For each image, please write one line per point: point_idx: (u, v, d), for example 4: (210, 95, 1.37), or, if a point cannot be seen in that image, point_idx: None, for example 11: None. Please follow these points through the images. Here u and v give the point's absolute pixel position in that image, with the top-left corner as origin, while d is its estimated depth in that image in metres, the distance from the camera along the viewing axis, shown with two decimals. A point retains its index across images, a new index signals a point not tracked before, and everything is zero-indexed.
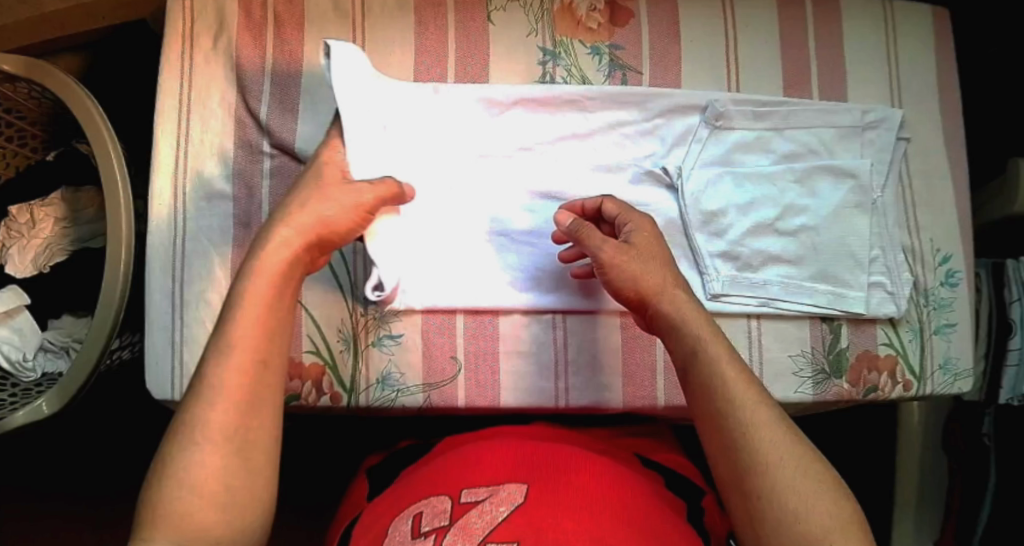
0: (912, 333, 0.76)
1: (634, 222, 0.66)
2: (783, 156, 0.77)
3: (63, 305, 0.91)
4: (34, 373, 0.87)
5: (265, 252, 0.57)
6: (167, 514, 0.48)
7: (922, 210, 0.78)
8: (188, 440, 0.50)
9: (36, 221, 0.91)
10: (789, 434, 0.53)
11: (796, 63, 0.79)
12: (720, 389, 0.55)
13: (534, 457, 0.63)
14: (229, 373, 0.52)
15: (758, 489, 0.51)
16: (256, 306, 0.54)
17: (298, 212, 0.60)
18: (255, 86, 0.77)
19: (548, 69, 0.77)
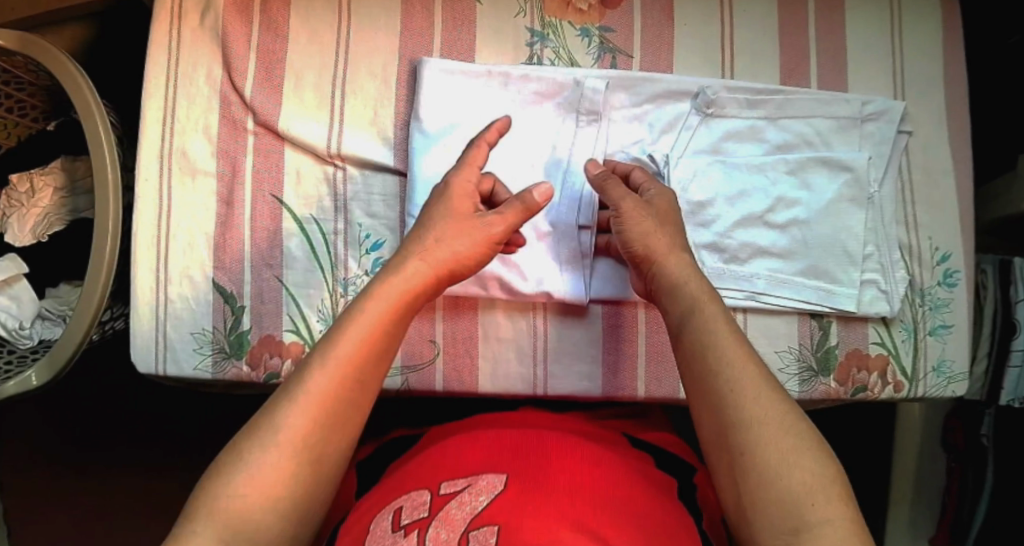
0: (906, 333, 0.74)
1: (656, 189, 0.66)
2: (777, 147, 0.74)
3: (61, 275, 0.91)
4: (31, 340, 0.86)
5: (394, 278, 0.57)
6: (216, 519, 0.47)
7: (921, 206, 0.75)
8: (266, 448, 0.49)
9: (35, 191, 0.90)
10: (778, 393, 0.51)
11: (794, 50, 0.76)
12: (710, 346, 0.53)
13: (514, 444, 0.61)
14: (317, 382, 0.51)
15: (741, 445, 0.49)
16: (374, 327, 0.54)
17: (439, 245, 0.59)
18: (241, 62, 0.77)
19: (537, 50, 0.76)
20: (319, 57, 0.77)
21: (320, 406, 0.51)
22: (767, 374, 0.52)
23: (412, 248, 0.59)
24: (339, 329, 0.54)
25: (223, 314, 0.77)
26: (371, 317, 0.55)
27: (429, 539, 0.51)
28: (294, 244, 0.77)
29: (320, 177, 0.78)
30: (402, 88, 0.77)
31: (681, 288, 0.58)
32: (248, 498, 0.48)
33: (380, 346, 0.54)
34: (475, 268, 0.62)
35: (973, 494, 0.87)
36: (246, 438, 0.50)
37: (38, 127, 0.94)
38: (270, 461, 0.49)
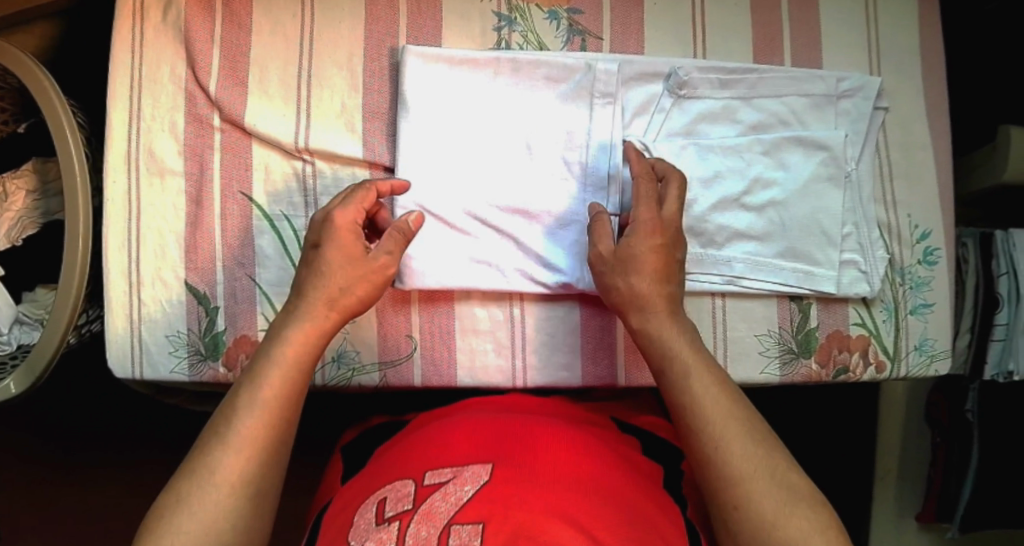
0: (887, 313, 0.73)
1: (639, 221, 0.64)
2: (751, 127, 0.73)
3: (36, 278, 0.90)
4: (11, 346, 0.86)
5: (309, 324, 0.61)
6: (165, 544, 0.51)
7: (900, 184, 0.74)
8: (206, 486, 0.54)
9: (9, 194, 0.88)
10: (767, 448, 0.56)
11: (767, 27, 0.75)
12: (695, 409, 0.59)
13: (501, 434, 0.59)
14: (243, 425, 0.56)
15: (735, 503, 0.55)
16: (293, 370, 0.59)
17: (338, 293, 0.62)
18: (204, 58, 0.75)
19: (504, 35, 0.75)
20: (282, 51, 0.76)
21: (245, 445, 0.55)
22: (755, 431, 0.57)
23: (309, 293, 0.62)
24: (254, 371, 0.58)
25: (197, 315, 0.76)
26: (287, 363, 0.59)
27: (411, 534, 0.50)
28: (264, 240, 0.76)
29: (288, 172, 0.76)
30: (370, 79, 0.76)
31: (658, 340, 0.63)
32: (189, 533, 0.52)
33: (295, 384, 0.59)
34: (371, 303, 0.65)
35: (958, 470, 0.86)
36: (179, 480, 0.54)
37: (10, 130, 0.90)
38: (204, 497, 0.53)
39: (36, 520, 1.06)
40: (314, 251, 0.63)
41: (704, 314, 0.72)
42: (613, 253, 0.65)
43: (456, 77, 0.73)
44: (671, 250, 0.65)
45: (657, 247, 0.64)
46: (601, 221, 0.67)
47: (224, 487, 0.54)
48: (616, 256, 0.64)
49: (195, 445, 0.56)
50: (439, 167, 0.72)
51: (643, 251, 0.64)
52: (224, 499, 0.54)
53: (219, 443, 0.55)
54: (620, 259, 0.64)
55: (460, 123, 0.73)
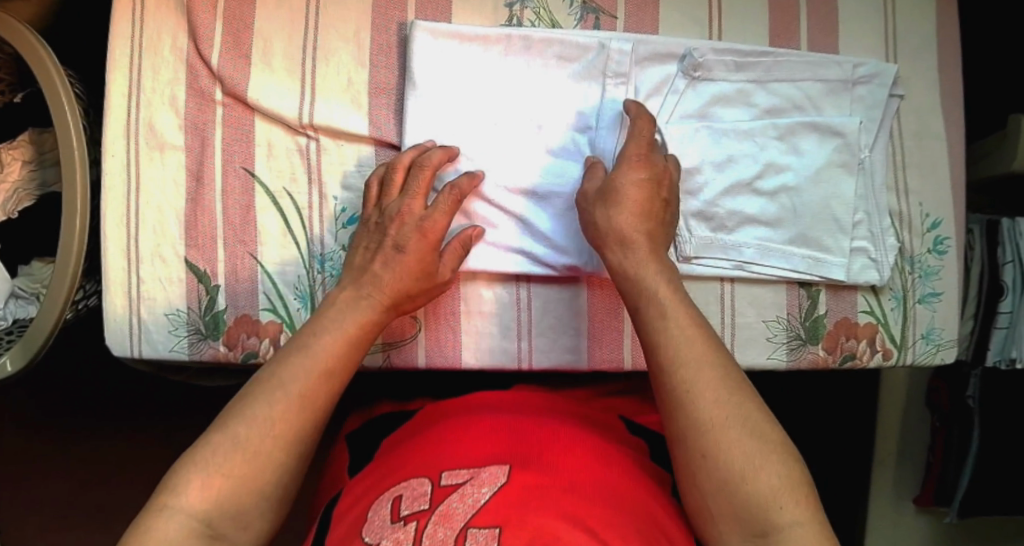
0: (895, 301, 0.72)
1: (629, 166, 0.65)
2: (765, 111, 0.72)
3: (32, 251, 0.88)
4: (6, 321, 0.85)
5: (363, 309, 0.65)
6: (203, 475, 0.56)
7: (913, 172, 0.73)
8: (247, 426, 0.58)
9: (4, 165, 0.87)
10: (740, 397, 0.56)
11: (783, 9, 0.73)
12: (668, 352, 0.58)
13: (519, 437, 0.59)
14: (299, 385, 0.60)
15: (705, 449, 0.55)
16: (347, 345, 0.63)
17: (390, 279, 0.66)
18: (206, 29, 0.73)
19: (516, 11, 0.73)
20: (287, 23, 0.74)
21: (297, 406, 0.59)
22: (729, 377, 0.57)
23: (372, 279, 0.66)
24: (319, 340, 0.62)
25: (197, 294, 0.75)
26: (343, 335, 0.63)
27: (428, 535, 0.49)
28: (267, 218, 0.75)
29: (292, 148, 0.75)
30: (378, 54, 0.74)
31: (638, 276, 0.62)
32: (226, 468, 0.56)
33: (353, 358, 0.63)
34: (419, 301, 0.68)
35: (958, 456, 0.87)
36: (227, 422, 0.58)
37: (6, 100, 0.87)
38: (255, 446, 0.57)
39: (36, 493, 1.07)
40: (399, 256, 0.66)
41: (712, 299, 0.71)
42: (603, 192, 0.65)
43: (468, 56, 0.71)
44: (666, 198, 0.65)
45: (649, 192, 0.64)
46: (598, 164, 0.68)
47: (266, 449, 0.57)
48: (605, 192, 0.64)
49: (247, 392, 0.60)
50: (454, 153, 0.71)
51: (631, 188, 0.64)
52: (265, 454, 0.57)
53: (272, 396, 0.59)
54: (604, 193, 0.64)
55: (471, 103, 0.71)
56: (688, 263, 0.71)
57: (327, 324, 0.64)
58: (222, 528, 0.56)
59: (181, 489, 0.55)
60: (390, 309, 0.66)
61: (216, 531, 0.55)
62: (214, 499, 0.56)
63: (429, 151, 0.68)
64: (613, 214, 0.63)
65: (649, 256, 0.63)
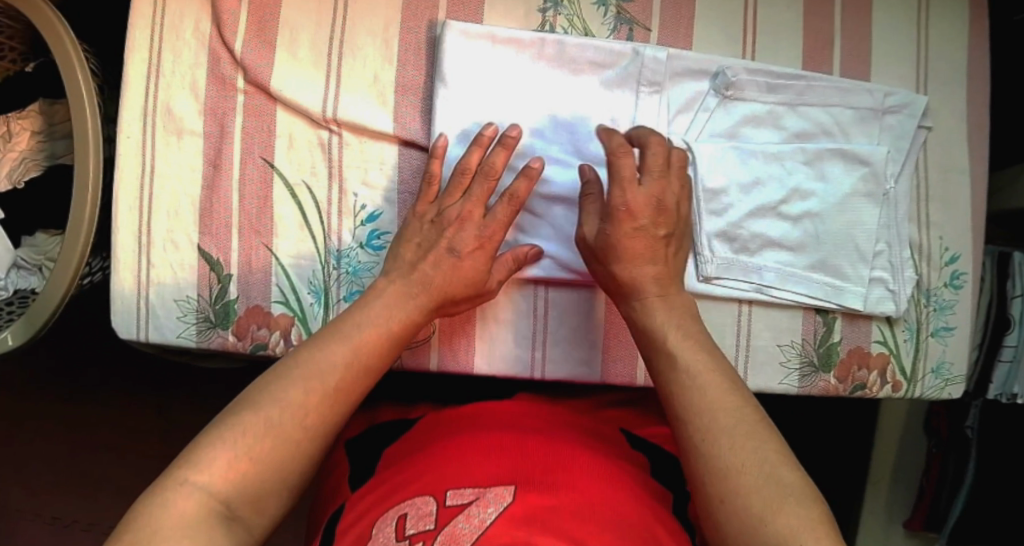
0: (909, 333, 0.73)
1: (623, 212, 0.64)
2: (794, 135, 0.71)
3: (37, 223, 0.86)
4: (6, 292, 0.83)
5: (403, 304, 0.65)
6: (229, 452, 0.53)
7: (936, 205, 0.73)
8: (280, 407, 0.56)
9: (13, 135, 0.86)
10: (755, 441, 0.54)
11: (818, 33, 0.72)
12: (684, 402, 0.58)
13: (526, 456, 0.58)
14: (338, 375, 0.59)
15: (721, 494, 0.52)
16: (384, 336, 0.63)
17: (436, 275, 0.66)
18: (231, 15, 0.72)
19: (549, 17, 0.72)
20: (315, 14, 0.72)
21: (332, 395, 0.59)
22: (746, 421, 0.55)
23: (419, 274, 0.66)
24: (359, 329, 0.62)
25: (208, 282, 0.73)
26: (381, 328, 0.63)
27: None
28: (285, 211, 0.73)
29: (314, 141, 0.73)
30: (406, 51, 0.73)
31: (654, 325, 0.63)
32: (255, 447, 0.54)
33: (390, 350, 0.63)
34: (463, 303, 0.68)
35: (952, 483, 0.88)
36: (257, 402, 0.56)
37: (17, 69, 0.87)
38: (283, 430, 0.55)
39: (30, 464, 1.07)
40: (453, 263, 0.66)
41: (729, 319, 0.72)
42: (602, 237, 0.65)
43: (501, 59, 0.70)
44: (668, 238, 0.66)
45: (644, 241, 0.65)
46: (591, 196, 0.67)
47: (293, 432, 0.56)
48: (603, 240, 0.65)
49: (279, 372, 0.59)
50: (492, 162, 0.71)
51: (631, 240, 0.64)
52: (289, 438, 0.56)
53: (307, 381, 0.58)
54: (600, 242, 0.65)
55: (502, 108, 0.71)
56: (707, 282, 0.71)
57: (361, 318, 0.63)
58: (238, 510, 0.53)
59: (202, 464, 0.53)
60: (438, 307, 0.66)
61: (232, 514, 0.53)
62: (234, 481, 0.53)
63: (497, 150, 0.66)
64: (618, 264, 0.65)
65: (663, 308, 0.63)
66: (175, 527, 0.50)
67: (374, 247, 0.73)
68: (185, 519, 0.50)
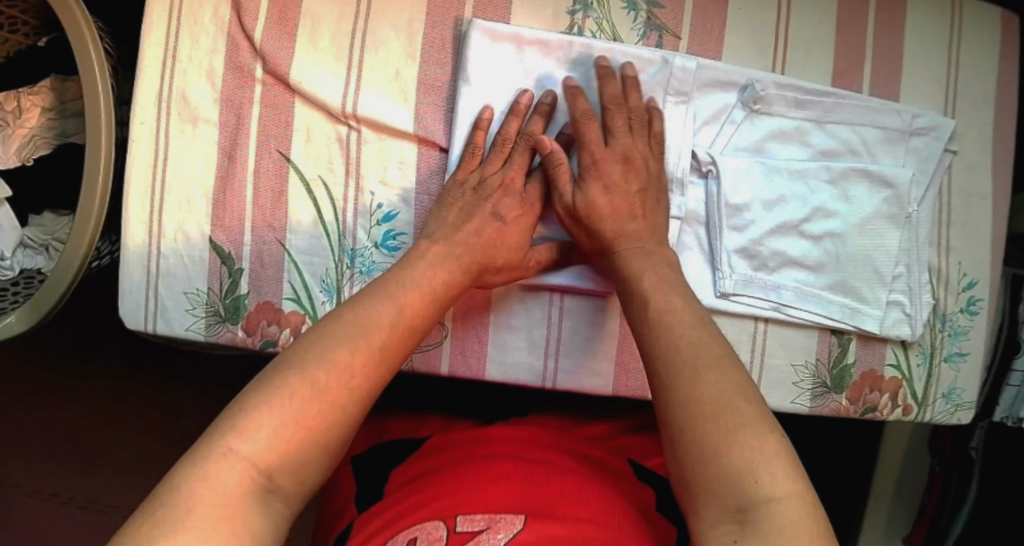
0: (922, 357, 0.72)
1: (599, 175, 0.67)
2: (820, 152, 0.71)
3: (44, 203, 0.85)
4: (12, 271, 0.81)
5: (445, 268, 0.64)
6: (276, 417, 0.50)
7: (957, 230, 0.73)
8: (328, 367, 0.53)
9: (23, 111, 0.83)
10: (742, 400, 0.53)
11: (849, 50, 0.71)
12: (672, 356, 0.56)
13: (534, 485, 0.57)
14: (381, 336, 0.56)
15: (708, 451, 0.51)
16: (425, 298, 0.61)
17: (479, 240, 0.66)
18: (252, 2, 0.70)
19: (578, 19, 0.70)
20: (338, 4, 0.71)
21: (378, 358, 0.55)
22: (734, 381, 0.54)
23: (464, 246, 0.65)
24: (405, 289, 0.60)
25: (219, 275, 0.72)
26: (423, 291, 0.61)
27: None
28: (299, 206, 0.72)
29: (332, 137, 0.72)
30: (430, 48, 0.71)
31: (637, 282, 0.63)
32: (302, 410, 0.50)
33: (432, 312, 0.62)
34: (502, 277, 0.68)
35: (953, 502, 0.88)
36: (303, 361, 0.53)
37: (30, 44, 0.84)
38: (334, 396, 0.52)
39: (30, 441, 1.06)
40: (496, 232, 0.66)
41: (744, 336, 0.71)
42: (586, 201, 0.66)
43: (527, 64, 0.69)
44: (656, 204, 0.68)
45: (625, 200, 0.67)
46: (557, 166, 0.67)
47: (339, 397, 0.52)
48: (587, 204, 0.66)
49: (320, 333, 0.55)
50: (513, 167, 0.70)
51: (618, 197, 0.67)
52: (336, 404, 0.52)
53: (350, 341, 0.55)
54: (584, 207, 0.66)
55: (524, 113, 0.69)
56: (724, 298, 0.70)
57: (399, 279, 0.61)
58: (280, 481, 0.49)
59: (244, 430, 0.49)
60: (475, 272, 0.66)
61: (274, 485, 0.49)
62: (281, 451, 0.49)
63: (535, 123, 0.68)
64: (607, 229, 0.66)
65: (647, 260, 0.64)
66: (217, 500, 0.46)
67: (389, 248, 0.72)
68: (227, 490, 0.46)
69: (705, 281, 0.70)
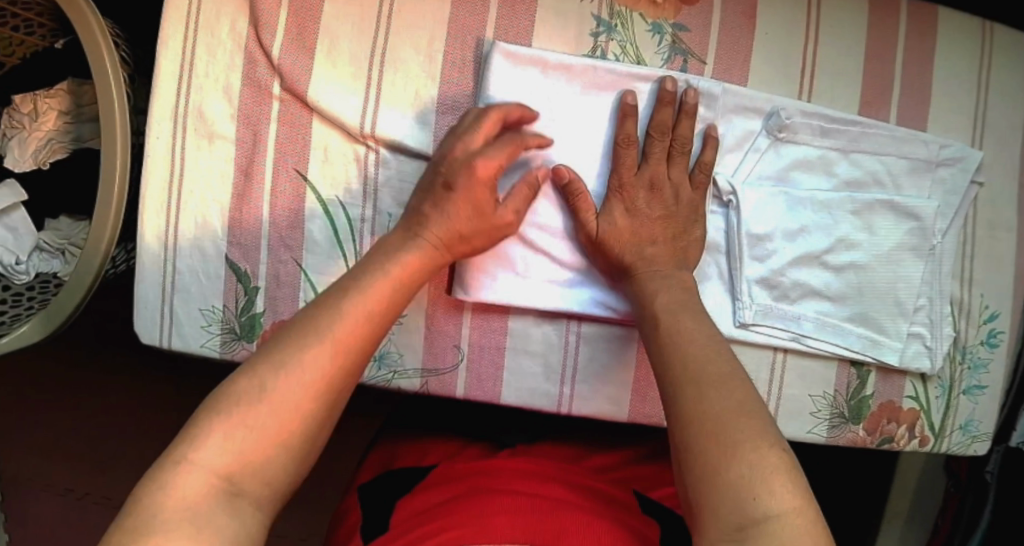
0: (940, 390, 0.72)
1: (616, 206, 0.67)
2: (845, 182, 0.69)
3: (61, 208, 0.84)
4: (28, 275, 0.80)
5: (406, 255, 0.61)
6: (229, 423, 0.48)
7: (980, 262, 0.72)
8: (281, 362, 0.51)
9: (39, 113, 0.82)
10: (754, 418, 0.53)
11: (877, 77, 0.70)
12: (689, 368, 0.57)
13: (535, 519, 0.57)
14: (344, 328, 0.54)
15: (714, 460, 0.51)
16: (391, 283, 0.59)
17: (444, 220, 0.63)
18: (271, 18, 0.68)
19: (601, 41, 0.69)
20: (357, 21, 0.69)
21: (341, 352, 0.53)
22: (746, 399, 0.54)
23: (427, 230, 0.63)
24: (367, 277, 0.58)
25: (234, 293, 0.72)
26: (388, 276, 0.59)
27: None
28: (315, 226, 0.71)
29: (350, 156, 0.71)
30: (451, 69, 0.70)
31: (653, 300, 0.64)
32: (254, 412, 0.49)
33: (399, 300, 0.59)
34: (473, 244, 0.65)
35: (965, 527, 0.80)
36: (256, 364, 0.52)
37: (45, 45, 0.83)
38: (285, 394, 0.50)
39: (34, 442, 1.05)
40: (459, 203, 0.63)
41: (762, 366, 0.71)
42: (612, 229, 0.67)
43: (549, 89, 0.68)
44: (680, 233, 0.68)
45: (646, 229, 0.67)
46: (580, 193, 0.67)
47: (302, 396, 0.51)
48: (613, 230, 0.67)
49: (283, 334, 0.53)
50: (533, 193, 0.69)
51: (644, 224, 0.67)
52: (299, 404, 0.50)
53: (312, 337, 0.53)
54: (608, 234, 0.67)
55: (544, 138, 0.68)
56: (743, 328, 0.69)
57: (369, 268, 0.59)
58: (244, 484, 0.48)
59: (206, 438, 0.48)
60: (441, 249, 0.63)
61: (237, 489, 0.48)
62: (239, 455, 0.48)
63: (511, 106, 0.66)
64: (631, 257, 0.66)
65: (671, 288, 0.64)
66: (180, 510, 0.45)
67: None
68: (185, 497, 0.46)
69: (725, 310, 0.69)
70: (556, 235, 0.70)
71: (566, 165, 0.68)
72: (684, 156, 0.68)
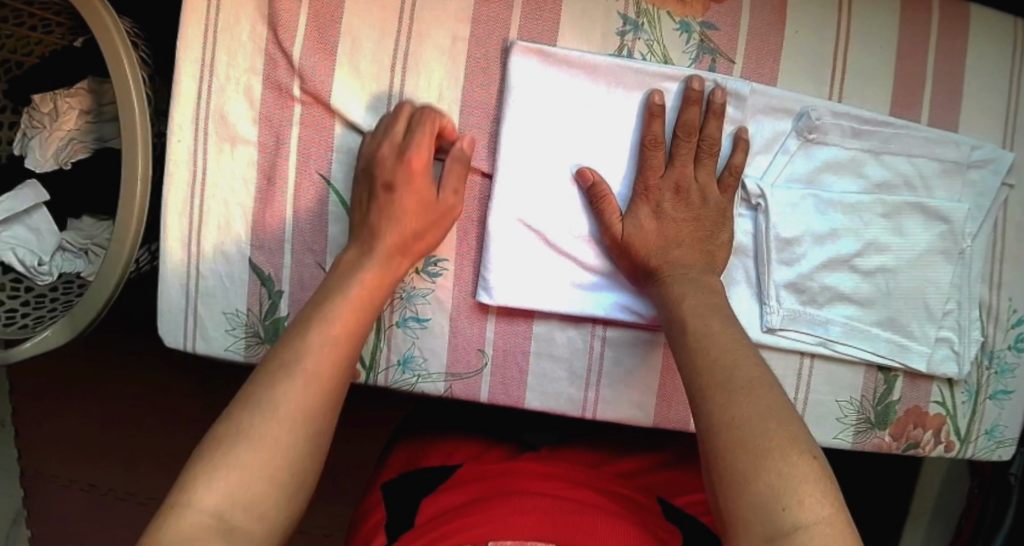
0: (967, 395, 0.72)
1: (642, 213, 0.66)
2: (874, 185, 0.69)
3: (84, 208, 0.83)
4: (51, 276, 0.79)
5: (364, 271, 0.64)
6: (217, 474, 0.50)
7: (1009, 266, 0.71)
8: (261, 404, 0.54)
9: (60, 113, 0.81)
10: (786, 424, 0.50)
11: (909, 77, 0.69)
12: (723, 371, 0.54)
13: (558, 519, 0.56)
14: (315, 365, 0.57)
15: (745, 465, 0.48)
16: (356, 313, 0.62)
17: (389, 228, 0.65)
18: (292, 17, 0.67)
19: (628, 40, 0.68)
20: (380, 20, 0.68)
21: (318, 381, 0.56)
22: (778, 406, 0.51)
23: (381, 236, 0.65)
24: (333, 305, 0.61)
25: (258, 297, 0.71)
26: (354, 301, 0.62)
27: None
28: (334, 227, 0.70)
29: None
30: (476, 71, 0.68)
31: (679, 303, 0.61)
32: (240, 457, 0.51)
33: (368, 315, 0.63)
34: (428, 242, 0.67)
35: (990, 526, 0.79)
36: (240, 413, 0.53)
37: (65, 44, 0.81)
38: (270, 432, 0.52)
39: (52, 441, 1.05)
40: (396, 213, 0.65)
41: (789, 371, 0.70)
42: (632, 235, 0.65)
43: (575, 89, 0.67)
44: (709, 237, 0.66)
45: (671, 230, 0.66)
46: (604, 196, 0.66)
47: (285, 430, 0.53)
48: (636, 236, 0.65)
49: (254, 379, 0.56)
50: (561, 194, 0.68)
51: (671, 225, 0.66)
52: (285, 432, 0.53)
53: (285, 375, 0.55)
54: (631, 238, 0.65)
55: (572, 139, 0.67)
56: (771, 333, 0.69)
57: (335, 298, 0.62)
58: (241, 520, 0.49)
59: (197, 489, 0.49)
60: (401, 250, 0.65)
61: (230, 526, 0.48)
62: (226, 494, 0.49)
63: (431, 116, 0.67)
64: (658, 261, 0.65)
65: (693, 287, 0.62)
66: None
67: (430, 273, 0.70)
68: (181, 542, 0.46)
69: (752, 315, 0.69)
70: (584, 239, 0.69)
71: (590, 168, 0.68)
72: (714, 157, 0.67)
